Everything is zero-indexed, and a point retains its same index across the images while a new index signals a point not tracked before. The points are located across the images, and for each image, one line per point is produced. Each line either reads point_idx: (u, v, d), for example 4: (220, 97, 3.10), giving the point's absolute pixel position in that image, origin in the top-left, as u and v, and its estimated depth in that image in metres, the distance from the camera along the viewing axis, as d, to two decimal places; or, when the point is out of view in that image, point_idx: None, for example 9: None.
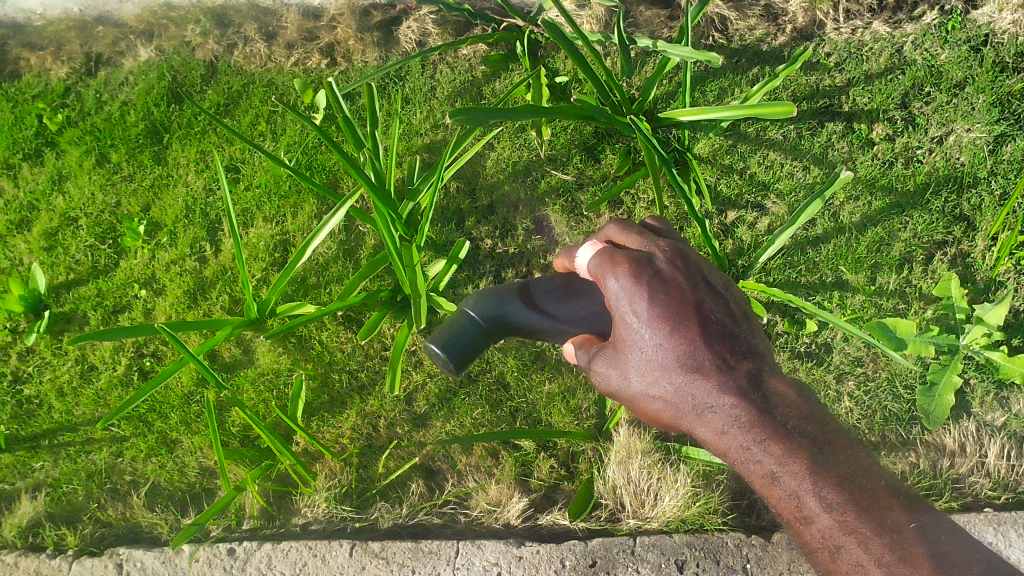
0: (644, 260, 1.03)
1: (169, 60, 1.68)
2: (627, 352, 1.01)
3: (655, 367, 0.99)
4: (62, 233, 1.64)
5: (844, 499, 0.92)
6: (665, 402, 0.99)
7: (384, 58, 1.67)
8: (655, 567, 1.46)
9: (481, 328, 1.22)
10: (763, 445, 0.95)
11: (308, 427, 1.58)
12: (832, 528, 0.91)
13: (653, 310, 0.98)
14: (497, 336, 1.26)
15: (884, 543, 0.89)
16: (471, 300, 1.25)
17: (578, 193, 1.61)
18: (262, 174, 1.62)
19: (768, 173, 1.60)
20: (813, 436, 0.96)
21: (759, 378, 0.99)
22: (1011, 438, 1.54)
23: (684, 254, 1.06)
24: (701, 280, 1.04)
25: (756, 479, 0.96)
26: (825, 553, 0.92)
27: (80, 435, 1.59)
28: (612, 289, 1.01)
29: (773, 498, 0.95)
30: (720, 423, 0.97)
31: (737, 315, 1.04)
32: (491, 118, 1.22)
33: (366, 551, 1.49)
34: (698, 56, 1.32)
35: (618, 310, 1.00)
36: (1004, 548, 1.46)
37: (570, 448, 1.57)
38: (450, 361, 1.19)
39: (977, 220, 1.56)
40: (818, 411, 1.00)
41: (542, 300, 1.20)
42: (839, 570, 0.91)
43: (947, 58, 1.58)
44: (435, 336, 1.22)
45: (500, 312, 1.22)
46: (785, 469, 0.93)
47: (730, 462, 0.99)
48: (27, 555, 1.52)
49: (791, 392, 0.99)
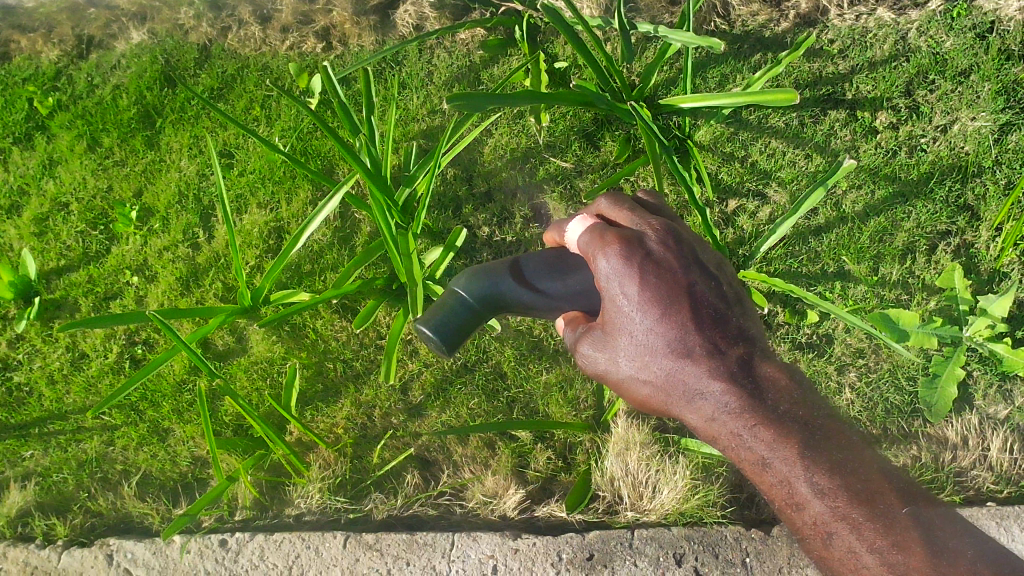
0: (637, 240, 1.00)
1: (162, 43, 1.65)
2: (616, 335, 0.99)
3: (644, 352, 0.98)
4: (53, 218, 1.61)
5: (836, 485, 0.92)
6: (654, 387, 1.00)
7: (381, 41, 1.64)
8: (653, 560, 1.44)
9: (471, 308, 1.17)
10: (753, 431, 0.95)
11: (302, 416, 1.56)
12: (825, 515, 0.91)
13: (645, 294, 0.97)
14: (492, 314, 1.21)
15: (876, 529, 0.89)
16: (462, 278, 1.20)
17: (577, 180, 1.59)
18: (256, 159, 1.60)
19: (770, 161, 1.57)
20: (804, 422, 0.96)
21: (750, 364, 0.98)
22: (1015, 430, 1.52)
23: (677, 234, 1.03)
24: (694, 261, 1.01)
25: (747, 465, 0.97)
26: (817, 540, 0.93)
27: (70, 423, 1.56)
28: (603, 270, 0.99)
29: (766, 484, 0.96)
30: (710, 410, 0.97)
31: (730, 298, 1.02)
32: (489, 103, 1.19)
33: (360, 542, 1.47)
34: (700, 41, 1.31)
35: (608, 292, 0.99)
36: (1007, 543, 1.44)
37: (567, 439, 1.55)
38: (442, 344, 1.17)
39: (981, 210, 1.53)
40: (809, 395, 1.00)
41: (534, 278, 1.15)
42: (831, 556, 0.92)
43: (952, 45, 1.55)
44: (426, 318, 1.18)
45: (491, 291, 1.17)
46: (776, 455, 0.94)
47: (719, 447, 1.00)
48: (17, 545, 1.50)
49: (781, 376, 0.99)
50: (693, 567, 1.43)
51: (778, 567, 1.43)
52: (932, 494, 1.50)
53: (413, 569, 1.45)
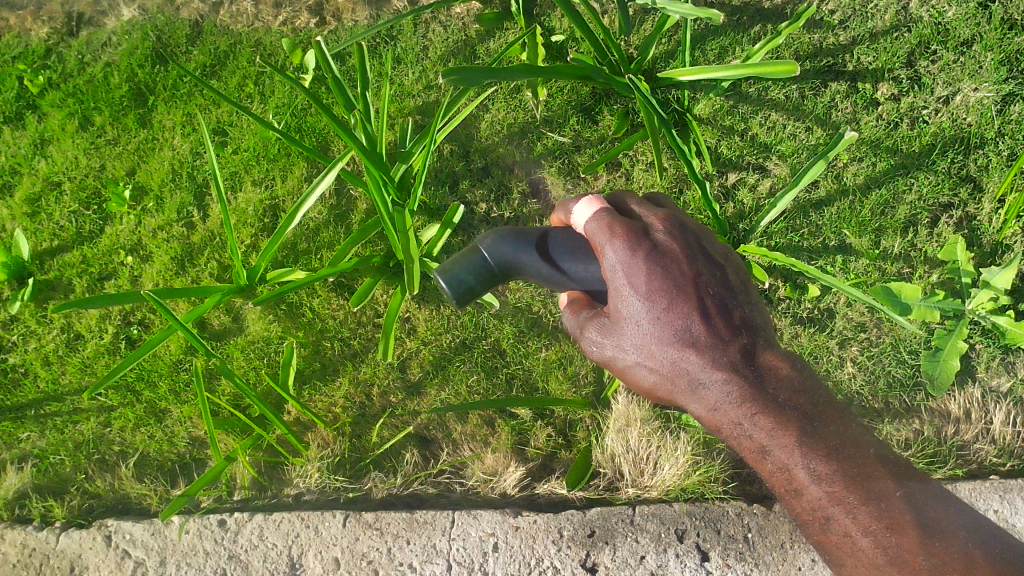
0: (643, 231, 1.02)
1: (153, 19, 1.63)
2: (622, 324, 1.02)
3: (648, 341, 1.00)
4: (45, 199, 1.60)
5: (833, 470, 0.95)
6: (659, 375, 1.01)
7: (375, 16, 1.62)
8: (654, 537, 1.43)
9: (488, 270, 1.18)
10: (754, 419, 0.97)
11: (300, 396, 1.55)
12: (822, 499, 0.95)
13: (650, 284, 0.99)
14: (505, 279, 1.21)
15: (871, 513, 0.93)
16: (488, 236, 1.19)
17: (575, 155, 1.57)
18: (250, 137, 1.58)
19: (770, 134, 1.56)
20: (803, 408, 0.98)
21: (752, 354, 1.00)
22: (1018, 403, 1.51)
23: (682, 225, 1.05)
24: (699, 251, 1.03)
25: (748, 453, 1.00)
26: (815, 524, 0.96)
27: (66, 404, 1.55)
28: (610, 259, 1.01)
29: (766, 471, 0.99)
30: (713, 399, 0.99)
31: (736, 288, 1.04)
32: (486, 78, 1.17)
33: (360, 521, 1.45)
34: (700, 12, 1.29)
35: (614, 282, 1.01)
36: (1009, 516, 1.43)
37: (568, 417, 1.53)
38: (453, 295, 1.19)
39: (984, 181, 1.52)
40: (810, 382, 1.02)
41: (559, 255, 1.14)
42: (829, 540, 0.96)
43: (955, 15, 1.53)
44: (445, 266, 1.20)
45: (514, 259, 1.17)
46: (775, 443, 0.97)
47: (722, 434, 1.03)
48: (14, 527, 1.49)
49: (783, 365, 1.01)
50: (695, 544, 1.42)
51: (781, 543, 1.42)
52: (933, 468, 1.49)
53: (413, 547, 1.44)
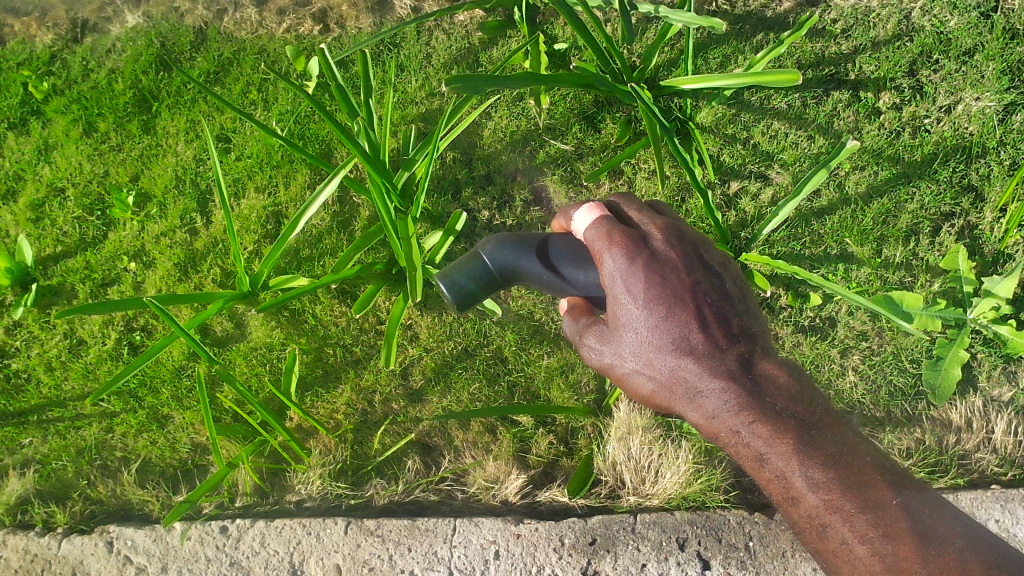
0: (641, 239, 1.03)
1: (158, 26, 1.64)
2: (621, 332, 1.02)
3: (647, 349, 1.00)
4: (49, 205, 1.60)
5: (830, 477, 0.95)
6: (657, 382, 1.02)
7: (379, 23, 1.62)
8: (655, 545, 1.43)
9: (489, 275, 1.19)
10: (751, 427, 0.98)
11: (302, 402, 1.55)
12: (819, 507, 0.94)
13: (648, 293, 0.99)
14: (507, 284, 1.22)
15: (868, 521, 0.92)
16: (489, 241, 1.20)
17: (578, 162, 1.57)
18: (254, 143, 1.59)
19: (772, 143, 1.56)
20: (800, 416, 0.99)
21: (750, 362, 1.01)
22: (1019, 412, 1.51)
23: (681, 233, 1.06)
24: (698, 260, 1.04)
25: (745, 461, 1.00)
26: (813, 532, 0.96)
27: (69, 410, 1.56)
28: (609, 267, 1.01)
29: (764, 479, 0.99)
30: (711, 407, 1.00)
31: (734, 296, 1.05)
32: (489, 86, 1.17)
33: (361, 528, 1.46)
34: (702, 21, 1.28)
35: (613, 290, 1.01)
36: (1011, 526, 1.43)
37: (569, 424, 1.54)
38: (454, 300, 1.20)
39: (986, 190, 1.52)
40: (807, 390, 1.02)
41: (559, 261, 1.15)
42: (827, 549, 0.95)
43: (956, 24, 1.53)
44: (447, 271, 1.21)
45: (514, 265, 1.17)
46: (773, 450, 0.97)
47: (720, 443, 1.03)
48: (15, 533, 1.49)
49: (780, 374, 1.01)
50: (696, 552, 1.42)
51: (782, 552, 1.41)
52: (934, 477, 1.49)
53: (415, 555, 1.44)
